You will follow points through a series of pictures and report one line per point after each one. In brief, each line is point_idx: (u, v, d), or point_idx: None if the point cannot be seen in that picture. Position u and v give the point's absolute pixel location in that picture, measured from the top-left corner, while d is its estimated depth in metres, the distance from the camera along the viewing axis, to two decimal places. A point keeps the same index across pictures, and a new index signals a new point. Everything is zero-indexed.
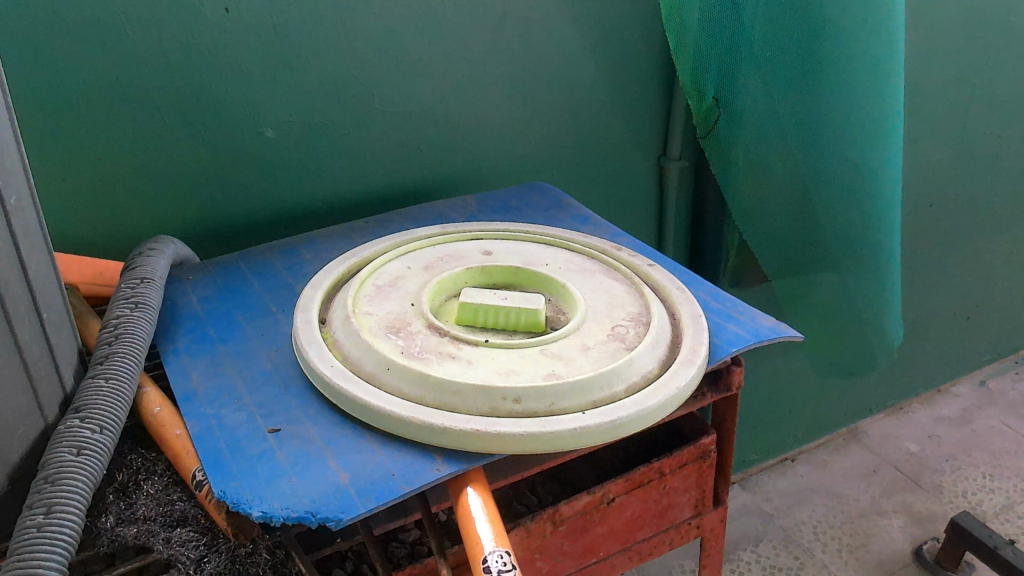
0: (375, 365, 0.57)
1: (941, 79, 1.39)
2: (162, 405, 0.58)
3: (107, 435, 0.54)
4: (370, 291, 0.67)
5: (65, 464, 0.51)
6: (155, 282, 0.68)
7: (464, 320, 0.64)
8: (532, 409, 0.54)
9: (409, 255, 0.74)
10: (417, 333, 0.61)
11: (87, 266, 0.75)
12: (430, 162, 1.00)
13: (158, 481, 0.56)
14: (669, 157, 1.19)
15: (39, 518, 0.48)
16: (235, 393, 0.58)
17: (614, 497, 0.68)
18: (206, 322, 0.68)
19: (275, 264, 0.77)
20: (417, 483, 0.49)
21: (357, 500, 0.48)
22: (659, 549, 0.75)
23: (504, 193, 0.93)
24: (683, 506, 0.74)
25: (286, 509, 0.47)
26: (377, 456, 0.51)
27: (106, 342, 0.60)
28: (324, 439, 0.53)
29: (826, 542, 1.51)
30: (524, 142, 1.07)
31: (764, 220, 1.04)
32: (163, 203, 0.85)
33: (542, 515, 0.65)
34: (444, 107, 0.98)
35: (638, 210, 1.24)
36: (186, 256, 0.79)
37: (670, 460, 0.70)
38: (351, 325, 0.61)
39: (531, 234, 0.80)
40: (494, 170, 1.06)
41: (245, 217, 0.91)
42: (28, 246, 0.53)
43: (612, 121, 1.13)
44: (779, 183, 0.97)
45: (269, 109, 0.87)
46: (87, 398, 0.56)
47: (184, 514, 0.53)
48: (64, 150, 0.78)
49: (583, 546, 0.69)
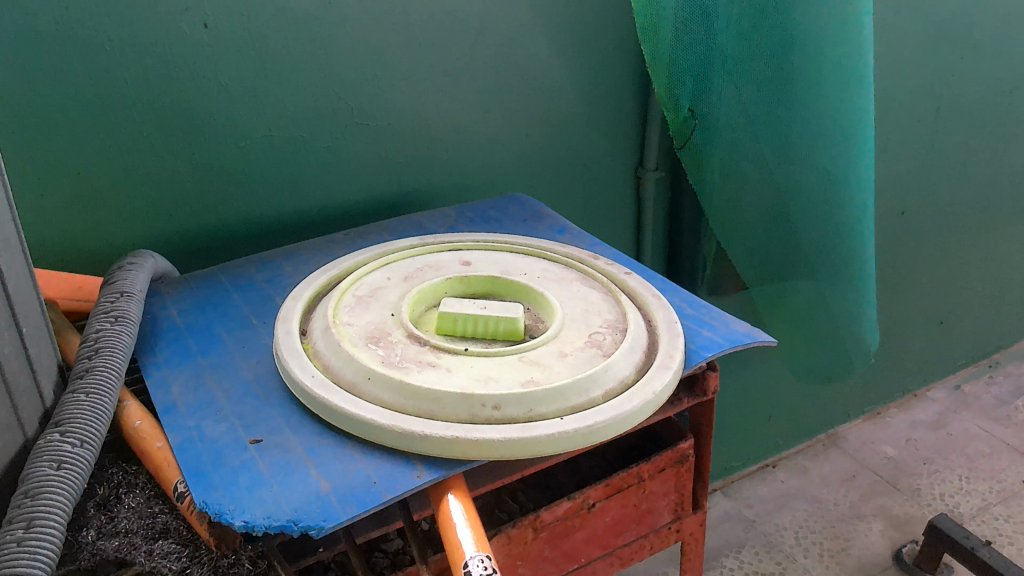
0: (355, 374, 0.57)
1: (908, 90, 1.42)
2: (143, 418, 0.58)
3: (88, 448, 0.55)
4: (350, 302, 0.67)
5: (45, 478, 0.51)
6: (135, 295, 0.69)
7: (443, 329, 0.65)
8: (511, 414, 0.55)
9: (390, 265, 0.75)
10: (397, 342, 0.61)
11: (65, 281, 0.75)
12: (410, 175, 1.01)
13: (140, 494, 0.56)
14: (645, 168, 1.21)
15: (19, 532, 0.48)
16: (216, 405, 0.58)
17: (594, 502, 0.69)
18: (186, 334, 0.68)
19: (256, 276, 0.78)
20: (399, 490, 0.50)
21: (339, 507, 0.48)
22: (639, 553, 0.76)
23: (483, 205, 0.94)
24: (662, 511, 0.75)
25: (267, 518, 0.47)
26: (358, 464, 0.52)
27: (86, 356, 0.61)
28: (305, 448, 0.53)
29: (807, 547, 1.53)
30: (502, 155, 1.08)
31: (742, 226, 1.06)
32: (142, 219, 0.85)
33: (523, 522, 0.65)
34: (422, 120, 0.99)
35: (616, 218, 1.26)
36: (166, 269, 0.79)
37: (649, 465, 0.71)
38: (332, 335, 0.61)
39: (511, 244, 0.81)
40: (474, 183, 1.08)
41: (227, 231, 0.91)
42: (8, 259, 0.53)
43: (587, 135, 1.15)
44: (759, 188, 0.99)
45: (250, 123, 0.87)
46: (67, 411, 0.56)
47: (165, 526, 0.53)
48: (43, 164, 0.78)
49: (564, 552, 0.70)
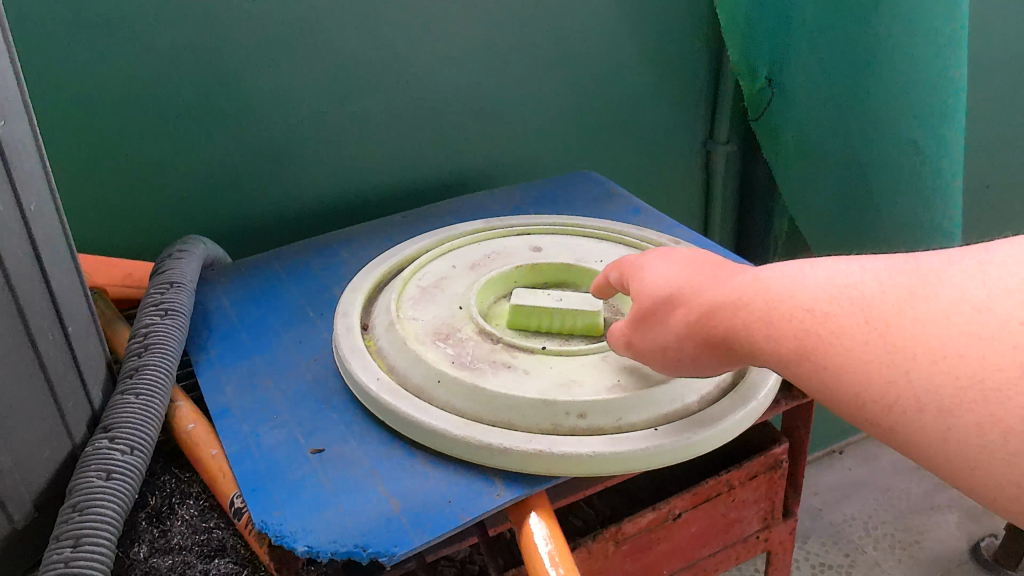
0: (423, 377, 0.52)
1: (1004, 55, 1.30)
2: (196, 422, 0.54)
3: (138, 456, 0.50)
4: (414, 294, 0.62)
5: (93, 490, 0.47)
6: (185, 287, 0.64)
7: (516, 324, 0.59)
8: (598, 424, 0.49)
9: (454, 253, 0.69)
10: (467, 340, 0.56)
11: (115, 268, 0.71)
12: (467, 152, 0.95)
13: (193, 506, 0.52)
14: (716, 141, 1.13)
15: (66, 552, 0.44)
16: (273, 408, 0.53)
17: (679, 513, 0.63)
18: (239, 329, 0.63)
19: (312, 264, 0.73)
20: (477, 511, 0.45)
21: (412, 531, 0.43)
22: (723, 565, 0.70)
23: (548, 185, 0.88)
24: (751, 520, 0.69)
25: (333, 542, 0.43)
26: (430, 479, 0.47)
27: (135, 354, 0.56)
28: (371, 460, 0.49)
29: (877, 538, 1.44)
30: (564, 129, 1.01)
31: (812, 207, 1.01)
32: (189, 202, 0.81)
33: (604, 535, 0.59)
34: (481, 93, 0.92)
35: (683, 195, 1.18)
36: (218, 257, 0.75)
37: (740, 472, 0.64)
38: (396, 332, 0.56)
39: (582, 228, 0.74)
40: (534, 159, 1.01)
41: (277, 214, 0.86)
42: (51, 254, 0.48)
43: (654, 106, 1.07)
44: (836, 167, 0.96)
45: (301, 99, 0.82)
46: (115, 415, 0.52)
47: (221, 543, 0.49)
48: (87, 147, 0.74)
49: (645, 565, 0.63)
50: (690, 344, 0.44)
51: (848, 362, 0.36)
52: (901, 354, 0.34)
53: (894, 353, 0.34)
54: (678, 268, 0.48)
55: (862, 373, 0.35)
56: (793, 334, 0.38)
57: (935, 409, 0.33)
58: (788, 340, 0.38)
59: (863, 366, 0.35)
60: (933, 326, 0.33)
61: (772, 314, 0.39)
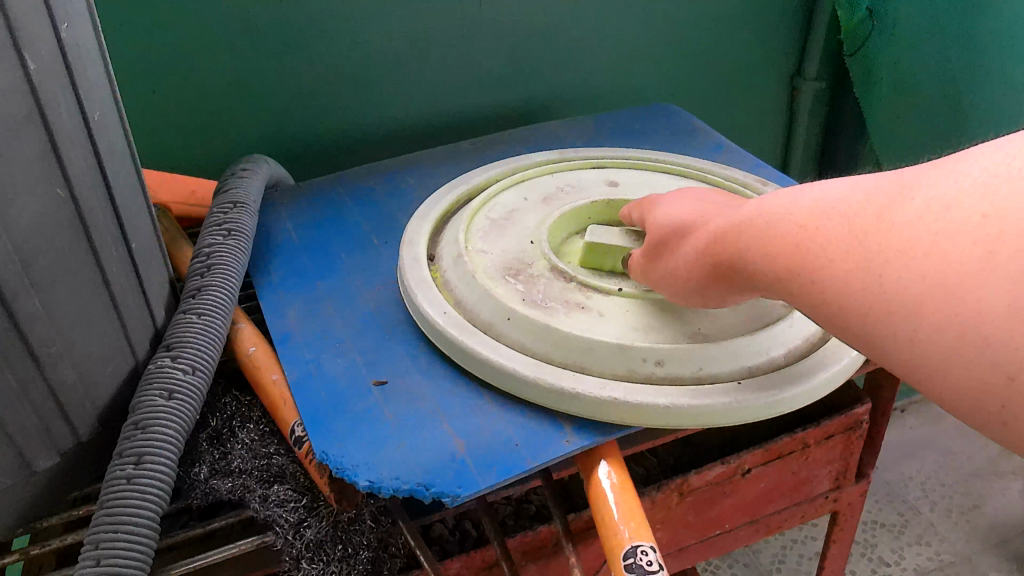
0: (492, 314, 0.49)
1: None
2: (257, 345, 0.52)
3: (199, 376, 0.49)
4: (483, 225, 0.59)
5: (154, 409, 0.46)
6: (248, 207, 0.62)
7: (589, 263, 0.56)
8: (677, 374, 0.46)
9: (525, 184, 0.65)
10: (539, 277, 0.53)
11: (178, 185, 0.70)
12: (538, 78, 0.90)
13: (254, 430, 0.50)
14: (804, 78, 1.05)
15: (129, 468, 0.44)
16: (336, 337, 0.52)
17: (749, 468, 0.60)
18: (302, 253, 0.61)
19: (377, 190, 0.70)
20: (545, 457, 0.42)
21: (477, 473, 0.41)
22: (788, 522, 0.67)
23: (625, 116, 0.83)
24: (822, 479, 0.65)
25: (395, 479, 0.41)
26: (496, 420, 0.45)
27: (198, 274, 0.55)
28: (435, 396, 0.47)
29: (935, 500, 1.38)
30: (642, 57, 0.95)
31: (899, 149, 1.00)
32: (253, 120, 0.79)
33: (669, 486, 0.57)
34: (558, 16, 0.86)
35: (761, 133, 1.11)
36: (281, 177, 0.73)
37: (817, 430, 0.61)
38: (464, 265, 0.53)
39: (661, 164, 0.70)
40: (607, 88, 0.95)
41: (340, 137, 0.84)
42: (115, 168, 0.45)
43: (741, 35, 0.99)
44: (932, 103, 0.95)
45: (370, 16, 0.78)
46: (177, 333, 0.50)
47: (281, 470, 0.48)
48: (153, 58, 0.71)
49: (707, 518, 0.61)
50: (687, 266, 0.44)
51: (826, 268, 0.35)
52: (876, 257, 0.33)
53: (871, 258, 0.33)
54: (689, 204, 0.48)
55: (840, 281, 0.35)
56: (779, 249, 0.38)
57: (904, 308, 0.32)
58: (779, 257, 0.38)
59: (841, 272, 0.34)
60: (909, 226, 0.32)
61: (769, 231, 0.39)
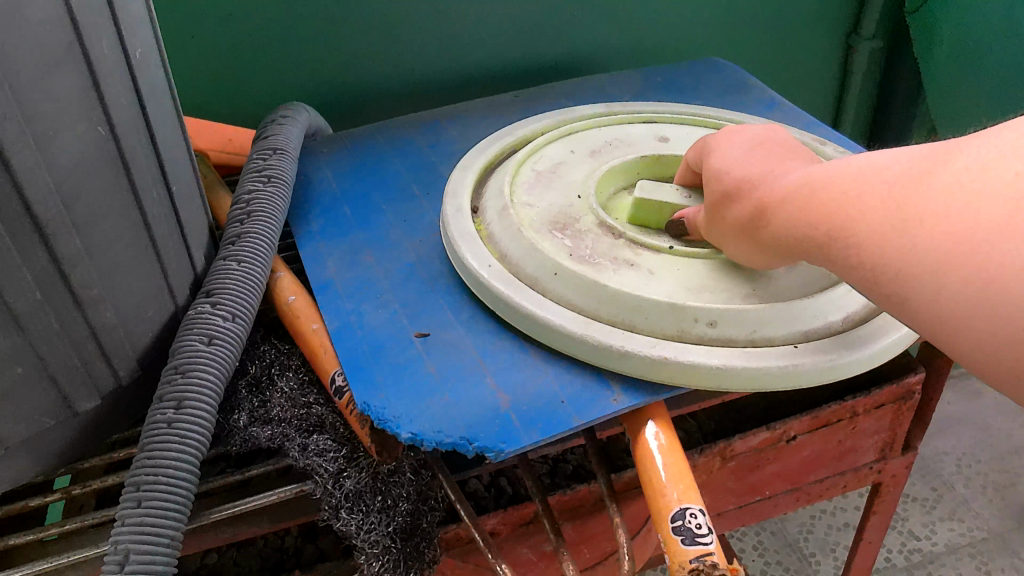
0: (538, 269, 0.48)
1: None
2: (297, 294, 0.52)
3: (239, 323, 0.49)
4: (529, 178, 0.57)
5: (194, 353, 0.45)
6: (288, 154, 0.61)
7: (637, 220, 0.54)
8: (729, 335, 0.44)
9: (572, 137, 0.63)
10: (586, 232, 0.51)
11: (216, 131, 0.69)
12: (583, 29, 0.87)
13: (293, 380, 0.50)
14: (860, 35, 1.00)
15: (169, 412, 0.44)
16: (377, 288, 0.51)
17: (795, 435, 0.58)
18: (342, 203, 0.60)
19: (417, 141, 0.68)
20: (591, 416, 0.41)
21: (521, 430, 0.40)
22: (829, 492, 0.66)
23: (674, 70, 0.80)
24: (867, 449, 0.64)
25: (438, 433, 0.40)
26: (541, 376, 0.44)
27: (238, 221, 0.54)
28: (478, 350, 0.45)
29: (969, 476, 1.35)
30: (692, 9, 0.91)
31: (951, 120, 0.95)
32: (291, 67, 0.77)
33: (712, 450, 0.55)
34: None
35: (811, 92, 1.07)
36: (319, 126, 0.71)
37: (867, 400, 0.59)
38: (509, 218, 0.51)
39: (713, 119, 0.67)
40: (654, 42, 0.92)
41: (378, 87, 0.82)
42: (156, 109, 0.44)
43: None
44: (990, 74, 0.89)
45: None
46: (217, 279, 0.50)
47: (320, 419, 0.47)
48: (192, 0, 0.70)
49: (748, 484, 0.60)
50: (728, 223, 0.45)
51: (858, 224, 0.35)
52: (908, 217, 0.33)
53: (903, 216, 0.34)
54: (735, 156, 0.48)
55: (871, 237, 0.35)
56: (814, 208, 0.38)
57: (931, 265, 0.32)
58: (813, 213, 0.38)
59: (871, 231, 0.35)
60: (944, 189, 0.32)
61: (808, 190, 0.39)
